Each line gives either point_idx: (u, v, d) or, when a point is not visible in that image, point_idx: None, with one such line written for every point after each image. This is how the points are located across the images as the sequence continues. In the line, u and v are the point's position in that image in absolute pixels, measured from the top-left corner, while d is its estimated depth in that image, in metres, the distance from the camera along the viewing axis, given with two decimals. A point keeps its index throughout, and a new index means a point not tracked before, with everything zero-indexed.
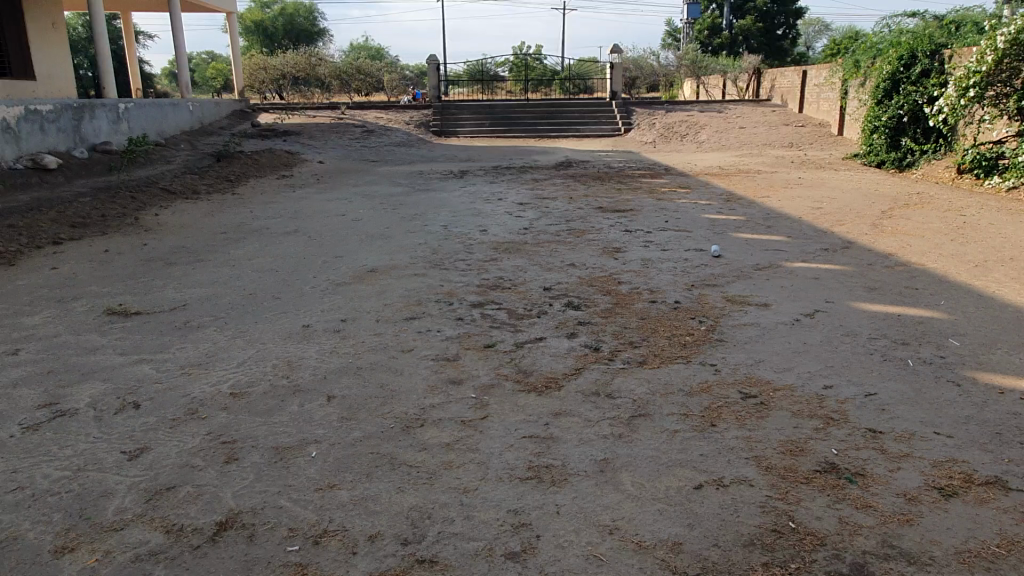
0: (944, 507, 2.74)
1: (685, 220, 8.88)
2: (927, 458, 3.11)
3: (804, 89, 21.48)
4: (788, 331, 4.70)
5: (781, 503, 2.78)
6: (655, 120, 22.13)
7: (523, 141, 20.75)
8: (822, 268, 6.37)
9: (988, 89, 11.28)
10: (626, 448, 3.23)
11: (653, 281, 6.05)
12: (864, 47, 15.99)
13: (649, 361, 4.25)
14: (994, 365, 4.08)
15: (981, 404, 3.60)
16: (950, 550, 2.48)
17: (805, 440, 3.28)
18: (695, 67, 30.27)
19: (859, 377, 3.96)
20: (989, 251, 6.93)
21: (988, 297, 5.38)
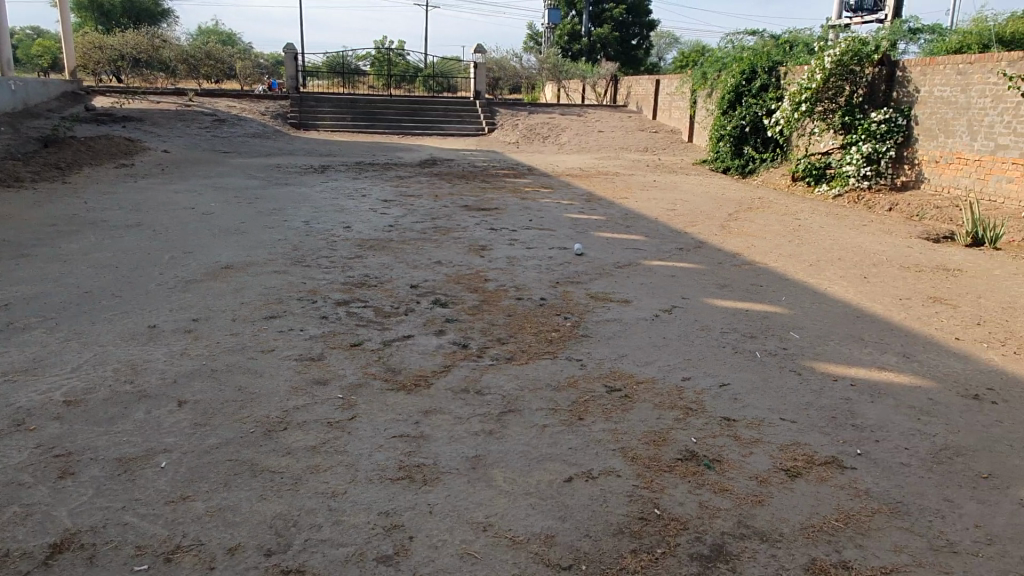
0: (791, 487, 2.95)
1: (548, 220, 9.07)
2: (774, 442, 3.33)
3: (657, 97, 22.61)
4: (648, 326, 4.90)
5: (647, 492, 2.88)
6: (518, 121, 22.47)
7: (387, 137, 20.41)
8: (677, 266, 6.70)
9: (817, 105, 12.30)
10: (497, 444, 3.23)
11: (519, 279, 6.12)
12: (711, 60, 17.01)
13: (517, 358, 4.29)
14: (828, 356, 4.46)
15: (819, 391, 3.92)
16: (796, 527, 2.67)
17: (666, 430, 3.42)
18: (556, 70, 31.03)
19: (712, 369, 4.19)
20: (822, 251, 7.60)
21: (821, 293, 5.89)
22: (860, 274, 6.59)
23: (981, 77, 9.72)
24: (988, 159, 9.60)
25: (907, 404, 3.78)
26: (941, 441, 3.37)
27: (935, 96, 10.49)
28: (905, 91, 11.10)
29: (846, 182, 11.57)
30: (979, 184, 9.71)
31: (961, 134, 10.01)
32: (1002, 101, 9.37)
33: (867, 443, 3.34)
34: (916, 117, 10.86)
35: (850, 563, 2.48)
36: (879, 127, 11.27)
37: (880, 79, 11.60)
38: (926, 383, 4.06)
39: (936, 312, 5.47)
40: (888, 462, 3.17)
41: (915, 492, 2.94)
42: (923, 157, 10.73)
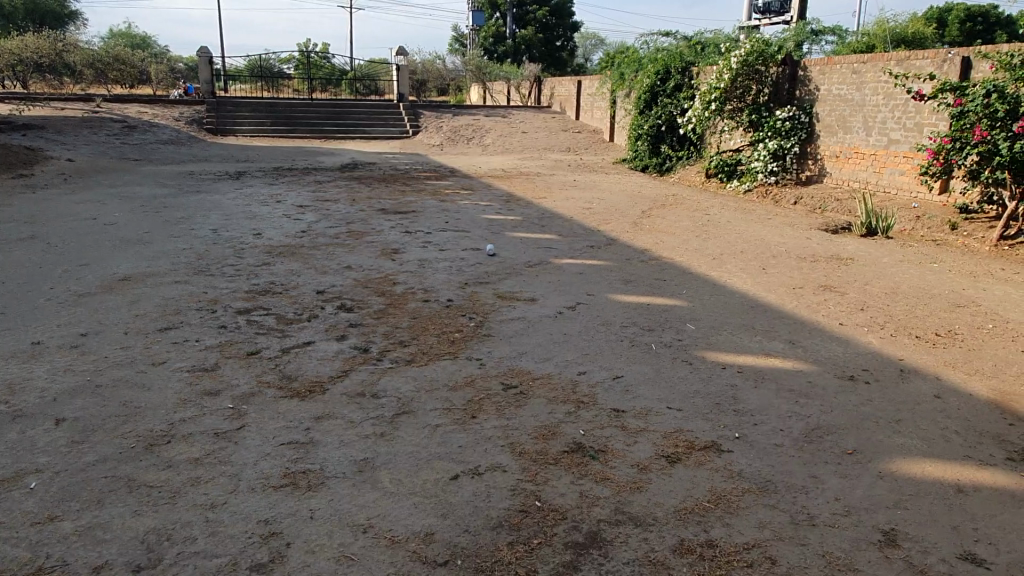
0: (670, 473, 3.06)
1: (464, 221, 9.11)
2: (658, 430, 3.46)
3: (580, 97, 22.91)
4: (550, 323, 5.00)
5: (530, 485, 2.95)
6: (442, 123, 22.43)
7: (309, 142, 20.05)
8: (586, 264, 6.83)
9: (726, 103, 12.77)
10: (386, 447, 3.24)
11: (428, 281, 6.13)
12: (628, 60, 17.36)
13: (417, 360, 4.31)
14: (720, 345, 4.64)
15: (707, 379, 4.08)
16: (670, 510, 2.78)
17: (556, 424, 3.50)
18: (480, 72, 31.12)
19: (608, 363, 4.30)
20: (726, 244, 7.87)
21: (721, 285, 6.11)
22: (760, 266, 6.86)
23: (873, 75, 10.20)
24: (882, 153, 10.09)
25: (787, 388, 3.97)
26: (814, 422, 3.56)
27: (833, 93, 10.99)
28: (806, 89, 11.56)
29: (755, 177, 12.03)
30: (875, 177, 10.21)
31: (858, 130, 10.50)
32: (892, 97, 9.87)
33: (745, 427, 3.49)
34: (817, 114, 11.34)
35: (716, 541, 2.60)
36: (784, 124, 11.73)
37: (783, 78, 11.99)
38: (807, 367, 4.27)
39: (825, 299, 5.75)
40: (762, 444, 3.33)
41: (784, 470, 3.10)
42: (825, 152, 11.23)
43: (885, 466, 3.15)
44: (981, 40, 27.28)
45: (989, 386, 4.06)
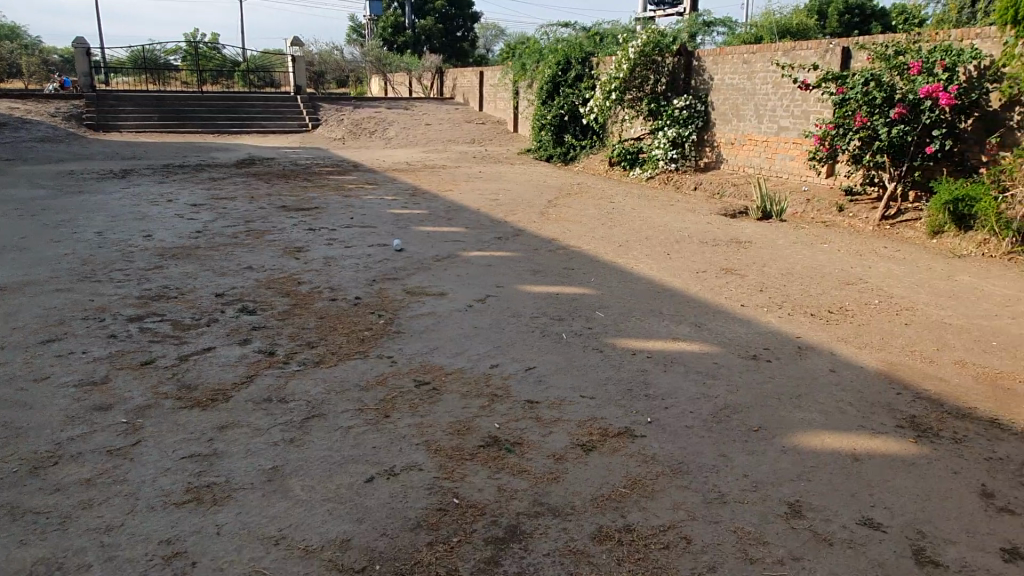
0: (585, 461, 3.08)
1: (369, 217, 8.92)
2: (573, 419, 3.47)
3: (483, 88, 22.87)
4: (461, 317, 4.96)
5: (448, 482, 2.91)
6: (343, 116, 21.88)
7: (201, 137, 19.14)
8: (495, 256, 6.81)
9: (626, 93, 13.02)
10: (296, 453, 3.12)
11: (334, 279, 5.96)
12: (529, 51, 17.44)
13: (325, 361, 4.17)
14: (629, 331, 4.71)
15: (618, 366, 4.13)
16: (587, 498, 2.80)
17: (471, 419, 3.47)
18: (380, 63, 30.50)
19: (520, 354, 4.30)
20: (631, 231, 8.03)
21: (627, 272, 6.23)
22: (664, 251, 7.04)
23: (762, 65, 10.65)
24: (773, 139, 10.54)
25: (695, 370, 4.08)
26: (721, 402, 3.67)
27: (726, 83, 11.39)
28: (701, 79, 11.92)
29: (656, 165, 12.33)
30: (768, 163, 10.68)
31: (750, 118, 10.94)
32: (780, 87, 10.33)
33: (656, 411, 3.56)
34: (712, 102, 11.73)
35: (633, 526, 2.63)
36: (682, 113, 12.03)
37: (679, 68, 12.31)
38: (712, 349, 4.41)
39: (726, 282, 5.95)
40: (673, 427, 3.40)
41: (694, 451, 3.18)
42: (721, 140, 11.64)
43: (788, 440, 3.29)
44: (858, 31, 28.90)
45: (878, 358, 4.32)
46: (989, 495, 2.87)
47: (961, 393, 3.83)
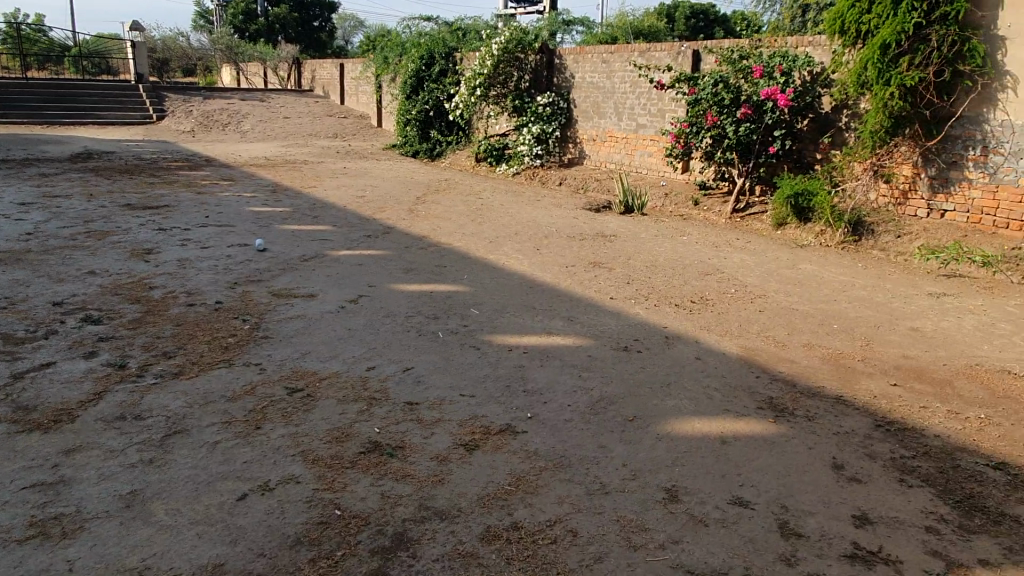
0: (469, 461, 3.05)
1: (227, 215, 8.44)
2: (454, 419, 3.43)
3: (344, 81, 22.25)
4: (333, 319, 4.79)
5: (327, 493, 2.78)
6: (192, 107, 20.56)
7: (27, 128, 17.35)
8: (364, 254, 6.64)
9: (490, 89, 13.03)
10: (158, 474, 2.88)
11: (192, 283, 5.58)
12: (391, 44, 17.14)
13: (185, 371, 3.89)
14: (505, 326, 4.74)
15: (496, 362, 4.13)
16: (473, 499, 2.78)
17: (348, 425, 3.34)
18: (231, 52, 28.91)
19: (397, 355, 4.20)
20: (500, 227, 8.09)
21: (499, 268, 6.26)
22: (534, 247, 7.14)
23: (619, 65, 11.04)
24: (632, 137, 10.98)
25: (570, 363, 4.16)
26: (597, 394, 3.76)
27: (586, 81, 11.73)
28: (563, 77, 12.19)
29: (521, 161, 12.49)
30: (628, 159, 11.11)
31: (610, 115, 11.32)
32: (637, 87, 10.76)
33: (536, 406, 3.59)
34: (574, 100, 12.04)
35: (520, 523, 2.64)
36: (545, 110, 12.20)
37: (541, 66, 12.55)
38: (586, 342, 4.52)
39: (595, 276, 6.12)
40: (553, 421, 3.44)
41: (574, 443, 3.24)
42: (583, 136, 11.97)
43: (662, 428, 3.43)
44: (703, 35, 30.68)
45: (737, 344, 4.60)
46: (840, 467, 3.12)
47: (810, 374, 4.15)
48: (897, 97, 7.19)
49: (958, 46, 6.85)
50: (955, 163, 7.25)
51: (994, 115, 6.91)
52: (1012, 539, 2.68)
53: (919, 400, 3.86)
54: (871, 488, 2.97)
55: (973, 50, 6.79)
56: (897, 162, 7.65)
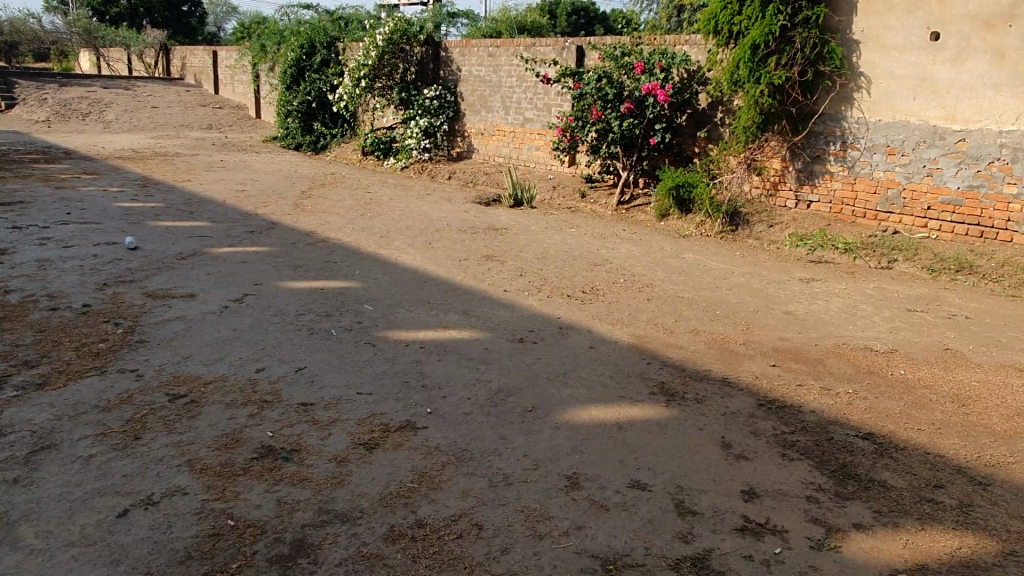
0: (369, 460, 2.97)
1: (92, 211, 7.83)
2: (351, 418, 3.33)
3: (218, 70, 21.17)
4: (217, 320, 4.54)
5: (219, 503, 2.64)
6: (46, 95, 18.93)
7: None
8: (248, 251, 6.35)
9: (376, 81, 12.77)
10: (24, 495, 2.63)
11: (54, 285, 5.13)
12: (269, 32, 16.45)
13: (51, 381, 3.57)
14: (400, 322, 4.66)
15: (392, 358, 4.05)
16: (375, 499, 2.71)
17: (238, 431, 3.18)
18: (89, 36, 26.82)
19: (288, 355, 4.04)
20: (391, 221, 7.95)
21: (391, 263, 6.15)
22: (425, 241, 7.06)
23: (506, 58, 11.09)
24: (520, 130, 11.07)
25: (468, 357, 4.14)
26: (495, 386, 3.77)
27: (473, 75, 11.71)
28: (450, 70, 12.12)
29: (409, 155, 12.32)
30: (516, 153, 11.20)
31: (497, 109, 11.36)
32: (524, 81, 10.84)
33: (435, 401, 3.54)
34: (461, 93, 12.00)
35: (424, 520, 2.60)
36: (432, 103, 12.03)
37: (427, 58, 12.43)
38: (482, 335, 4.52)
39: (488, 269, 6.13)
40: (453, 415, 3.42)
41: (476, 437, 3.22)
42: (471, 130, 11.96)
43: (560, 417, 3.47)
44: (585, 32, 31.36)
45: (628, 332, 4.74)
46: (728, 445, 3.28)
47: (697, 358, 4.34)
48: (766, 95, 7.62)
49: (819, 48, 7.35)
50: (818, 157, 7.79)
51: (851, 113, 7.48)
52: (880, 502, 2.91)
53: (795, 379, 4.13)
54: (756, 464, 3.14)
55: (832, 52, 7.31)
56: (767, 156, 8.13)
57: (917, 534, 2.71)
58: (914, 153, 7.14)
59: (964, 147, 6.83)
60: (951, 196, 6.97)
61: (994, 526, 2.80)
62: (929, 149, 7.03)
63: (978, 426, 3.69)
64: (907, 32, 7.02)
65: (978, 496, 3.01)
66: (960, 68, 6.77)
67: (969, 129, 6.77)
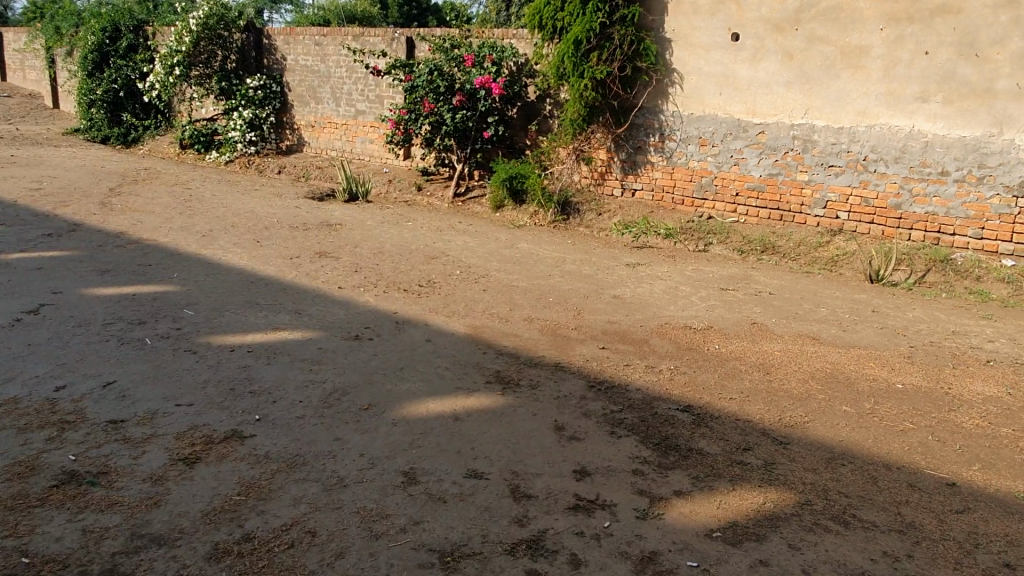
0: (190, 476, 2.78)
1: None
2: (169, 432, 3.09)
3: (4, 54, 18.83)
4: (7, 335, 4.05)
5: (11, 540, 2.36)
6: None
7: None
8: (46, 256, 5.71)
9: (192, 69, 11.93)
10: None
11: None
12: (64, 13, 14.86)
13: None
14: (224, 325, 4.39)
15: (216, 365, 3.81)
16: (197, 516, 2.54)
17: (34, 458, 2.85)
18: None
19: (95, 369, 3.68)
20: (214, 219, 7.47)
21: (214, 263, 5.77)
22: (253, 239, 6.70)
23: (334, 49, 10.74)
24: (352, 123, 10.78)
25: (300, 358, 3.98)
26: (329, 386, 3.65)
27: (300, 64, 11.25)
28: (274, 59, 11.58)
29: (234, 148, 11.64)
30: (349, 146, 10.91)
31: (328, 100, 11.00)
32: (353, 71, 10.56)
33: (264, 407, 3.38)
34: (287, 83, 11.49)
35: (252, 533, 2.47)
36: (256, 93, 11.43)
37: (248, 46, 11.75)
38: (315, 334, 4.36)
39: (321, 266, 5.93)
40: (283, 420, 3.27)
41: (308, 440, 3.11)
42: (301, 122, 11.49)
43: (397, 413, 3.43)
44: None
45: (464, 323, 4.77)
46: (561, 428, 3.40)
47: (532, 345, 4.46)
48: (590, 89, 7.94)
49: (636, 45, 7.76)
50: (640, 148, 8.24)
51: (667, 106, 7.98)
52: (698, 469, 3.14)
53: (622, 359, 4.35)
54: (587, 443, 3.28)
55: (647, 49, 7.75)
56: (594, 147, 8.48)
57: (729, 495, 2.94)
58: (722, 144, 7.74)
59: (763, 139, 7.51)
60: (755, 183, 7.64)
61: (792, 480, 3.11)
62: (735, 140, 7.65)
63: (779, 391, 4.08)
64: (711, 32, 7.58)
65: (780, 454, 3.33)
66: (756, 66, 7.42)
67: (767, 123, 7.45)
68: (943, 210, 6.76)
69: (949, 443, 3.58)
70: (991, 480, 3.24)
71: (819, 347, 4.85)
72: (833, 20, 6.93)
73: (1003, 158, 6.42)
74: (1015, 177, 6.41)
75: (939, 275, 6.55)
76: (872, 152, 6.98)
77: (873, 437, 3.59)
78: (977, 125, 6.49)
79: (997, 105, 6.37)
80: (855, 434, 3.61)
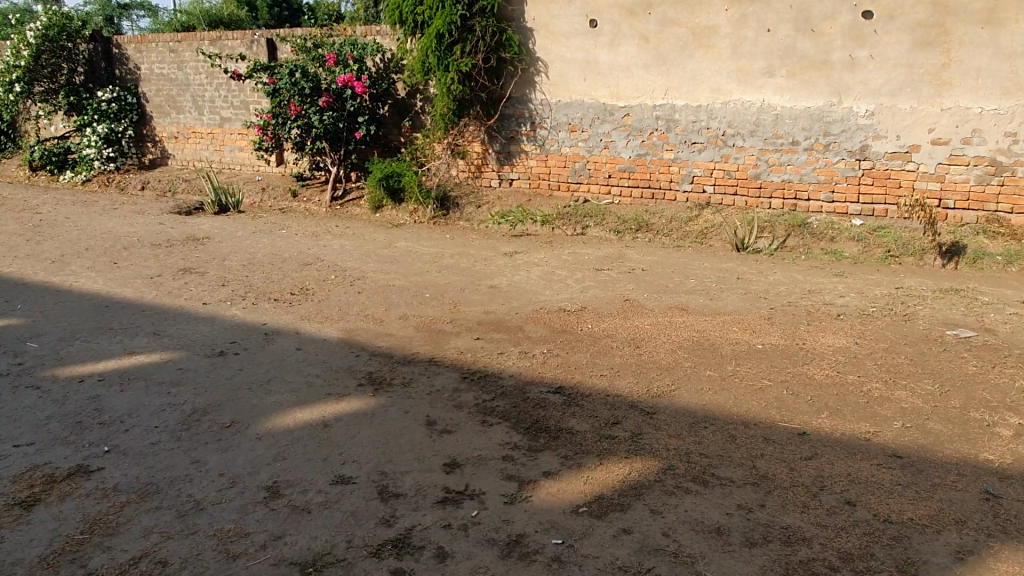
0: (27, 520, 2.59)
1: None
2: (4, 476, 2.87)
3: None
4: None
5: None
6: None
7: None
8: None
9: (34, 85, 11.03)
10: None
11: None
12: None
13: None
14: (73, 355, 4.11)
15: (62, 400, 3.55)
16: (33, 563, 2.37)
17: None
18: None
19: None
20: (67, 244, 6.98)
21: (65, 291, 5.39)
22: (109, 262, 6.29)
23: (190, 55, 10.26)
24: (217, 131, 10.33)
25: (157, 381, 3.79)
26: (188, 408, 3.49)
27: (156, 73, 10.69)
28: (127, 69, 10.94)
29: (90, 166, 10.85)
30: (216, 155, 10.44)
31: (189, 109, 10.49)
32: (213, 77, 10.12)
33: (114, 437, 3.19)
34: (143, 94, 10.88)
35: (96, 572, 2.33)
36: (110, 106, 10.72)
37: (96, 56, 11.08)
38: (175, 355, 4.16)
39: (186, 283, 5.65)
40: (136, 448, 3.10)
41: (163, 466, 2.96)
42: (162, 134, 10.92)
43: (261, 427, 3.32)
44: None
45: (337, 328, 4.67)
46: (432, 422, 3.39)
47: (406, 343, 4.41)
48: (456, 82, 7.91)
49: (498, 36, 7.78)
50: (512, 138, 8.30)
51: (535, 95, 8.07)
52: (566, 448, 3.20)
53: (497, 348, 4.37)
54: (458, 435, 3.28)
55: (509, 40, 7.79)
56: (468, 140, 8.47)
57: (595, 469, 3.02)
58: (591, 129, 7.91)
59: (629, 121, 7.73)
60: (625, 164, 7.85)
61: (657, 447, 3.22)
62: (603, 124, 7.84)
63: (649, 363, 4.22)
64: (569, 19, 7.72)
65: (646, 424, 3.45)
66: (615, 51, 7.62)
67: (630, 106, 7.68)
68: (797, 177, 7.18)
69: (801, 395, 3.80)
70: (837, 425, 3.47)
71: (686, 317, 5.06)
72: (681, 2, 7.22)
73: (844, 124, 6.89)
74: (856, 141, 6.89)
75: (798, 239, 6.94)
76: (729, 127, 7.31)
77: (734, 398, 3.77)
78: (819, 95, 6.92)
79: (834, 75, 6.82)
80: (717, 396, 3.79)
